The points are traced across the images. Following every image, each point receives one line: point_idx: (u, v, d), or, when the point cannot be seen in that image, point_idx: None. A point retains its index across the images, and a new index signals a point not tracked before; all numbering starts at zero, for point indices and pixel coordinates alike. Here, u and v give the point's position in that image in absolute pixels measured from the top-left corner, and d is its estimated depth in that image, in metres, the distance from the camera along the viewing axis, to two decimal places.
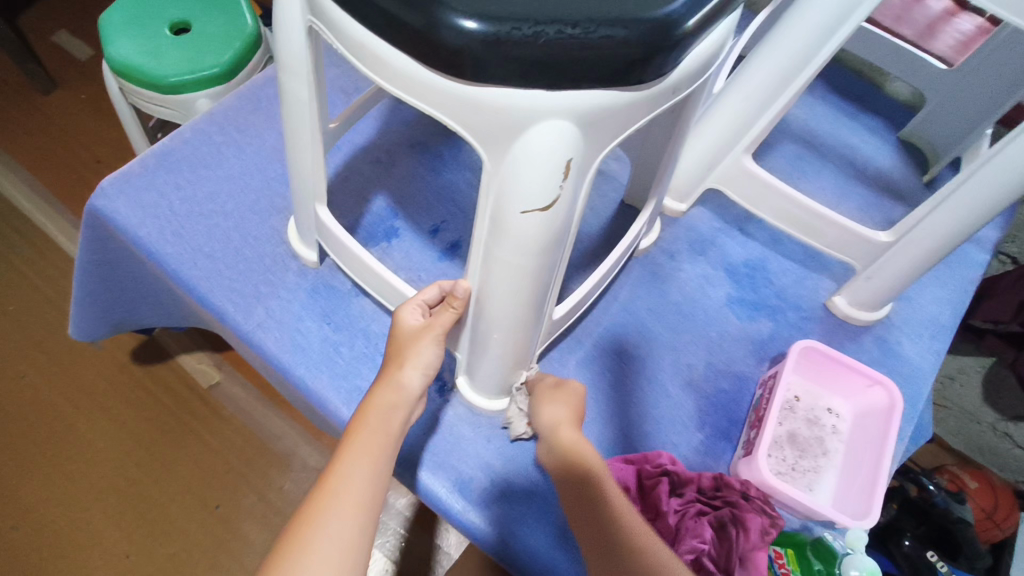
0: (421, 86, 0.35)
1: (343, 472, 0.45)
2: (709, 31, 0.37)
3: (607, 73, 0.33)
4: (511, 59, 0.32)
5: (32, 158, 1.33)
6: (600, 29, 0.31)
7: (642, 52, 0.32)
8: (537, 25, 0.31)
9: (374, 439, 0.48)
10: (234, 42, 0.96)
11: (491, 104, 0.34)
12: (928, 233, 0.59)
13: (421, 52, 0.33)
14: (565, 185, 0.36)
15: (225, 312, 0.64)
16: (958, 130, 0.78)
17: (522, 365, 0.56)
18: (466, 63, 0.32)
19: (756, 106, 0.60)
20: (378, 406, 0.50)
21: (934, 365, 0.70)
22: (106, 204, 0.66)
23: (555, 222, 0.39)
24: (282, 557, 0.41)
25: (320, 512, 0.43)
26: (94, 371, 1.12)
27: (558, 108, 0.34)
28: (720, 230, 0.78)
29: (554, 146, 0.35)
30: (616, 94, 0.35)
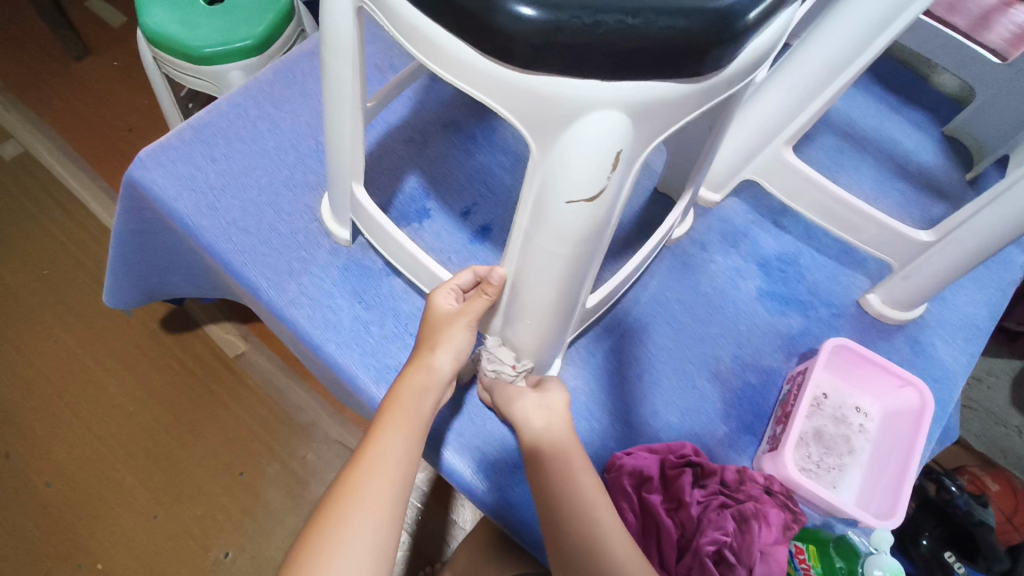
0: (473, 71, 0.35)
1: (376, 449, 0.46)
2: (770, 22, 0.36)
3: (665, 63, 0.32)
4: (568, 48, 0.31)
5: (66, 124, 1.35)
6: (660, 19, 0.31)
7: (702, 44, 0.32)
8: (597, 13, 0.30)
9: (407, 421, 0.48)
10: (268, 15, 0.97)
11: (544, 93, 0.34)
12: (973, 234, 0.58)
13: (475, 37, 0.33)
14: (613, 176, 0.36)
15: (260, 287, 0.65)
16: (1007, 126, 0.75)
17: (551, 351, 0.56)
18: (520, 51, 0.32)
19: (803, 98, 0.59)
20: (411, 388, 0.50)
21: (966, 367, 0.69)
22: (145, 176, 0.67)
23: (599, 214, 0.39)
24: (318, 531, 0.42)
25: (356, 489, 0.44)
26: (125, 336, 1.14)
27: (611, 100, 0.33)
28: (754, 222, 0.76)
29: (604, 136, 0.34)
30: (672, 86, 0.34)
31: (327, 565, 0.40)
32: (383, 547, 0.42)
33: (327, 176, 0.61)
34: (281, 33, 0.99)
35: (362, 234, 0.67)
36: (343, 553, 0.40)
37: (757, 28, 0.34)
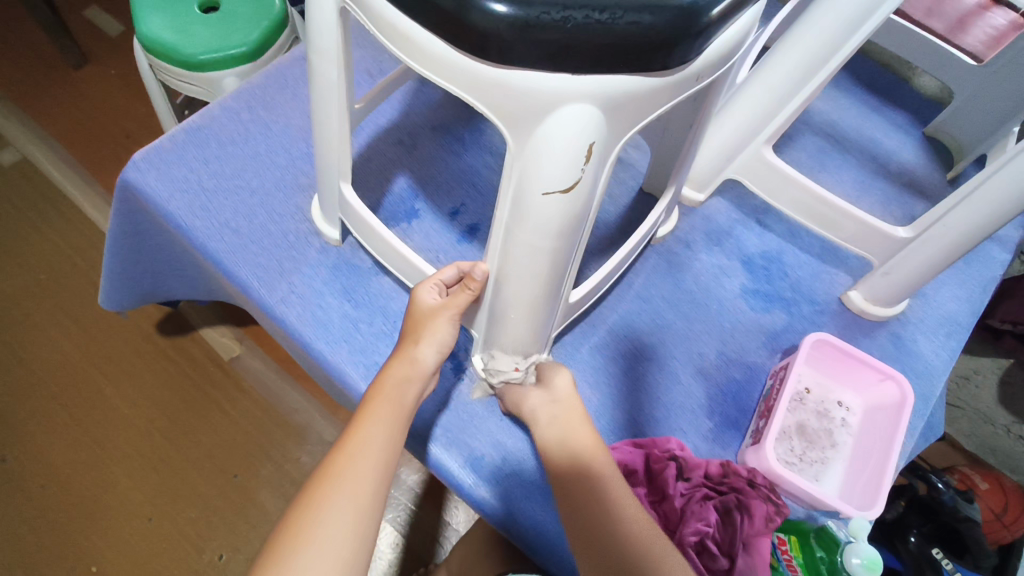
0: (450, 67, 0.36)
1: (359, 436, 0.47)
2: (735, 18, 0.37)
3: (633, 57, 0.34)
4: (538, 42, 0.32)
5: (63, 131, 1.36)
6: (627, 15, 0.32)
7: (666, 39, 0.33)
8: (566, 9, 0.32)
9: (390, 410, 0.49)
10: (261, 22, 0.98)
11: (518, 87, 0.35)
12: (949, 229, 0.59)
13: (450, 33, 0.34)
14: (586, 169, 0.37)
15: (250, 286, 0.66)
16: (986, 127, 0.77)
17: (535, 346, 0.57)
18: (494, 46, 0.33)
19: (780, 96, 0.60)
20: (396, 379, 0.52)
21: (947, 362, 0.70)
22: (138, 178, 0.68)
23: (575, 206, 0.40)
24: (300, 513, 0.43)
25: (338, 474, 0.45)
26: (120, 340, 1.15)
27: (583, 93, 0.35)
28: (737, 221, 0.78)
29: (577, 128, 0.36)
30: (640, 80, 0.35)
31: (307, 545, 0.41)
32: (362, 529, 0.43)
33: (316, 176, 0.63)
34: (274, 41, 1.00)
35: (351, 233, 0.68)
36: (324, 535, 0.41)
37: (722, 23, 0.35)
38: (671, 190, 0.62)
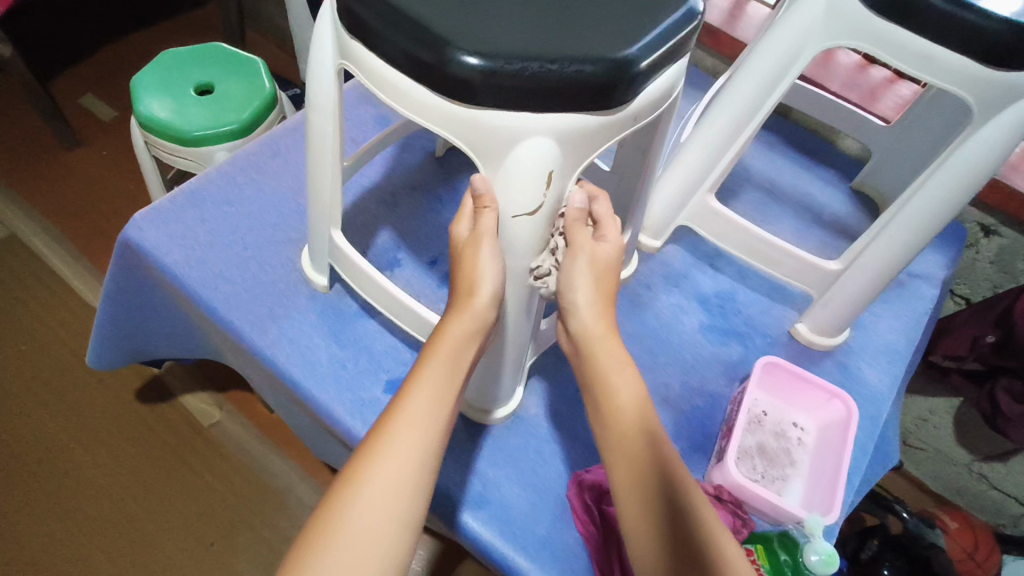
0: (433, 109, 0.44)
1: (410, 404, 0.46)
2: (664, 68, 0.46)
3: (579, 99, 0.41)
4: (504, 89, 0.40)
5: (52, 208, 1.41)
6: (572, 65, 0.40)
7: (607, 83, 0.41)
8: (523, 61, 0.40)
9: (438, 387, 0.46)
10: (253, 102, 1.08)
11: (490, 124, 0.43)
12: (873, 258, 0.67)
13: (432, 83, 0.42)
14: (548, 192, 0.45)
15: (243, 330, 0.70)
16: (905, 176, 0.89)
17: (512, 373, 0.62)
18: (468, 91, 0.41)
19: (717, 151, 0.69)
20: (451, 339, 0.48)
21: (890, 387, 0.77)
22: (138, 235, 0.74)
23: (540, 225, 0.47)
24: (338, 499, 0.42)
25: (380, 459, 0.43)
26: (100, 408, 1.16)
27: (541, 129, 0.43)
28: (692, 265, 0.85)
29: (539, 159, 0.43)
30: (588, 119, 0.43)
31: (344, 531, 0.41)
32: (404, 520, 0.42)
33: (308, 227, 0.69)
34: (264, 118, 1.09)
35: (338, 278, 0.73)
36: (362, 524, 0.41)
37: (650, 75, 0.44)
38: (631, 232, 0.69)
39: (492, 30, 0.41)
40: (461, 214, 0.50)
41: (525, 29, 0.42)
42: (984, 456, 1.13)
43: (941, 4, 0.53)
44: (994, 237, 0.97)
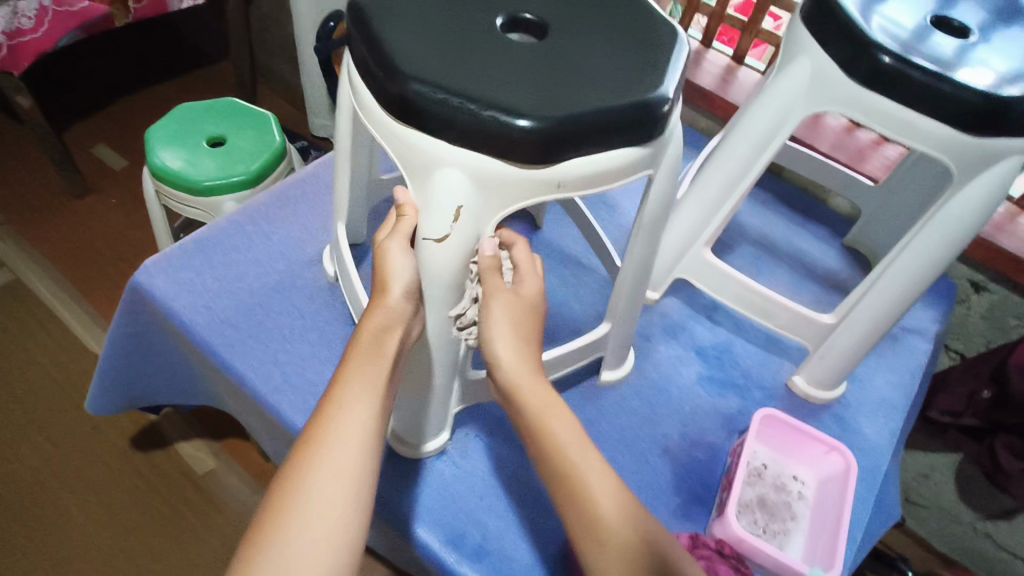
0: (382, 122, 0.52)
1: (341, 400, 0.47)
2: (613, 145, 0.49)
3: (486, 141, 0.46)
4: (434, 118, 0.47)
5: (59, 255, 1.43)
6: (487, 109, 0.45)
7: (518, 139, 0.46)
8: (447, 94, 0.46)
9: (370, 364, 0.49)
10: (263, 155, 1.12)
11: (417, 145, 0.49)
12: (868, 312, 0.69)
13: (386, 102, 0.49)
14: (455, 227, 0.50)
15: (246, 376, 0.71)
16: (895, 233, 0.91)
17: (435, 416, 0.64)
18: (404, 107, 0.48)
19: (714, 206, 0.72)
20: (371, 335, 0.50)
21: (889, 441, 0.77)
22: (148, 281, 0.75)
23: (455, 260, 0.51)
24: (290, 475, 0.44)
25: (325, 434, 0.45)
26: (93, 455, 1.14)
27: (456, 162, 0.49)
28: (690, 317, 0.87)
29: (449, 192, 0.49)
30: (504, 166, 0.48)
31: (301, 500, 0.42)
32: (355, 483, 0.44)
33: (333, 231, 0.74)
34: (273, 169, 1.13)
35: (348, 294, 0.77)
36: (317, 492, 0.42)
37: (584, 141, 0.47)
38: (608, 324, 0.69)
39: (471, 84, 0.47)
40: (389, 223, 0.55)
41: (506, 89, 0.47)
42: (988, 514, 1.11)
43: (918, 75, 0.56)
44: (984, 293, 0.99)
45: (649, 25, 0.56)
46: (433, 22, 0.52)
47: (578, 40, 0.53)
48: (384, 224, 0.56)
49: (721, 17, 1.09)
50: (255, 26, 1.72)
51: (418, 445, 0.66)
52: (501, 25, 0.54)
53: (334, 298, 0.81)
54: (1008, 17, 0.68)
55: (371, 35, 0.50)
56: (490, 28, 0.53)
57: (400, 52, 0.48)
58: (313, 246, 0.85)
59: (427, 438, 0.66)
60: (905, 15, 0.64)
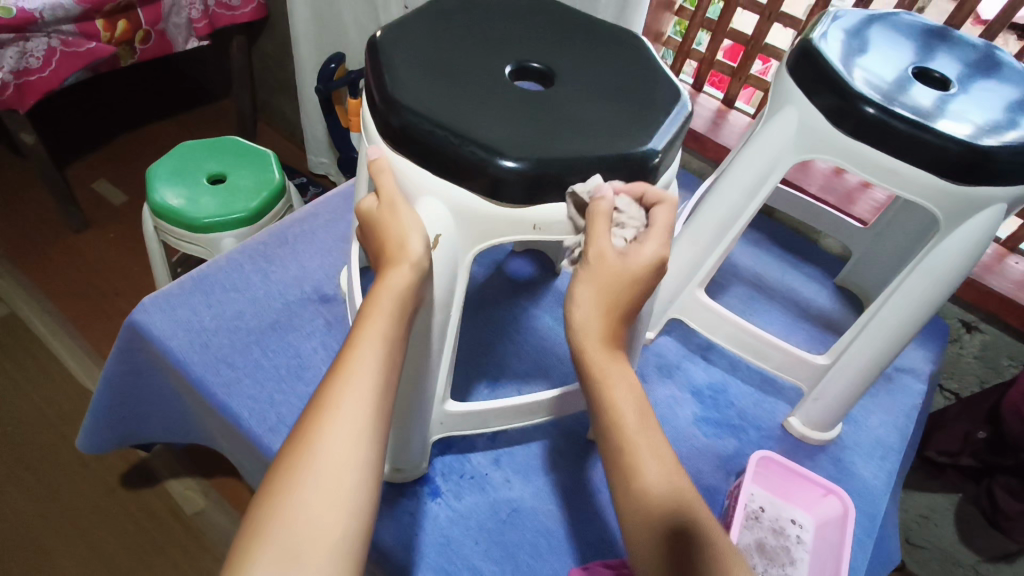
0: (379, 147, 0.53)
1: (357, 356, 0.43)
2: None
3: (467, 176, 0.48)
4: (425, 148, 0.48)
5: (55, 289, 1.43)
6: (468, 146, 0.47)
7: (501, 178, 0.46)
8: (435, 126, 0.47)
9: (385, 328, 0.45)
10: (262, 192, 1.13)
11: (406, 170, 0.51)
12: (859, 353, 0.70)
13: (385, 134, 0.51)
14: (435, 254, 0.50)
15: (241, 415, 0.70)
16: (886, 274, 0.93)
17: (415, 450, 0.64)
18: (398, 135, 0.49)
19: (705, 248, 0.73)
20: (390, 291, 0.46)
21: (886, 483, 0.77)
22: (144, 317, 0.76)
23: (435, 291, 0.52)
24: (300, 436, 0.40)
25: (339, 394, 0.41)
26: (81, 495, 1.12)
27: (441, 194, 0.50)
28: (685, 356, 0.87)
29: (430, 221, 0.50)
30: (486, 204, 0.49)
31: (309, 464, 0.38)
32: (368, 450, 0.40)
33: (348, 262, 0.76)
34: (272, 207, 1.14)
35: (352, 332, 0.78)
36: (327, 456, 0.39)
37: (567, 187, 0.48)
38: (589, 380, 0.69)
39: (467, 124, 0.48)
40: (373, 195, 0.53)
41: (495, 129, 0.48)
42: None
43: (900, 123, 0.58)
44: (976, 333, 1.00)
45: (648, 80, 0.57)
46: (439, 66, 0.53)
47: (577, 92, 0.54)
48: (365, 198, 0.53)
49: (712, 62, 1.12)
50: (258, 66, 1.76)
51: (400, 471, 0.66)
52: (508, 72, 0.55)
53: (331, 337, 0.81)
54: (980, 69, 0.71)
55: (379, 72, 0.52)
56: (497, 75, 0.54)
57: (403, 91, 0.50)
58: (310, 284, 0.86)
59: (409, 468, 0.66)
60: (882, 66, 0.67)
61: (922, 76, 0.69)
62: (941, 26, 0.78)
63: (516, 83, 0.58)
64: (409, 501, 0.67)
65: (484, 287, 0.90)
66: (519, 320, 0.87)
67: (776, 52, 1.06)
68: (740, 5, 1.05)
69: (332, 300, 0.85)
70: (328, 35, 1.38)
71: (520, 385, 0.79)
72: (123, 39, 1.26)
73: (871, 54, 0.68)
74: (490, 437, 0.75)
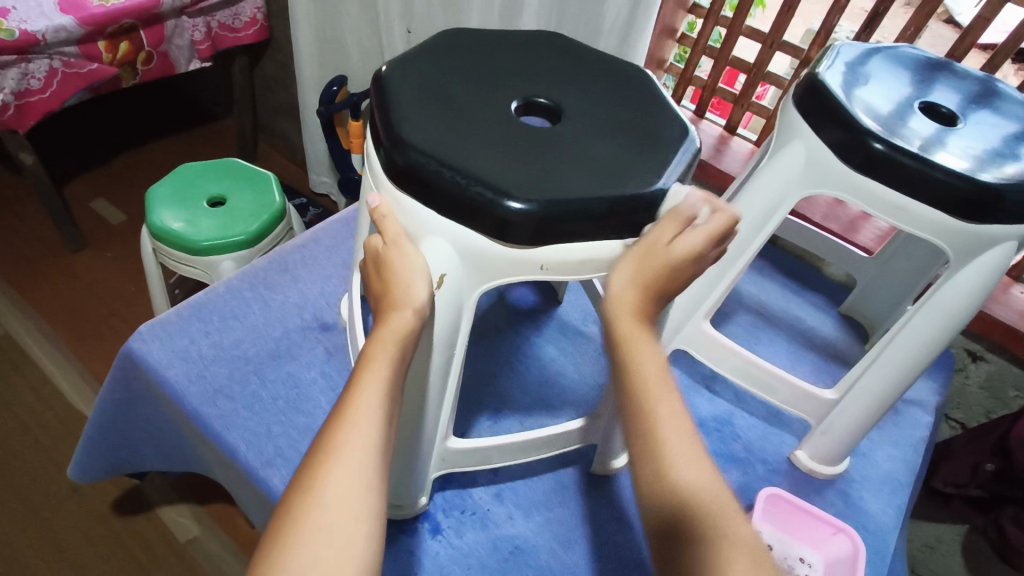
0: (383, 184, 0.53)
1: (360, 401, 0.43)
2: (597, 237, 0.50)
3: (473, 216, 0.47)
4: (431, 188, 0.48)
5: (51, 310, 1.41)
6: (475, 186, 0.46)
7: (508, 220, 0.46)
8: (441, 166, 0.47)
9: (388, 371, 0.45)
10: (262, 215, 1.12)
11: (411, 209, 0.51)
12: (867, 389, 0.69)
13: (389, 171, 0.51)
14: (439, 294, 0.50)
15: (238, 449, 0.69)
16: (891, 304, 0.92)
17: (417, 487, 0.63)
18: (403, 173, 0.49)
19: (709, 281, 0.73)
20: (391, 334, 0.46)
21: (895, 519, 0.75)
22: (140, 346, 0.74)
23: (440, 330, 0.51)
24: (303, 486, 0.39)
25: (343, 439, 0.41)
26: (72, 522, 1.10)
27: (446, 233, 0.49)
28: (689, 387, 0.86)
29: (435, 261, 0.50)
30: (493, 243, 0.49)
31: (315, 513, 0.37)
32: (374, 497, 0.39)
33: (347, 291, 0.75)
34: (272, 229, 1.13)
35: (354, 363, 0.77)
36: (334, 504, 0.38)
37: (574, 230, 0.48)
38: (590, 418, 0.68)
39: (474, 165, 0.47)
40: (377, 234, 0.52)
41: (500, 168, 0.48)
42: None
43: (908, 161, 0.58)
44: (982, 362, 0.99)
45: (655, 118, 0.56)
46: (446, 102, 0.53)
47: (585, 130, 0.53)
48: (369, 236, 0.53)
49: (714, 89, 1.12)
50: (259, 87, 1.76)
51: (404, 509, 0.65)
52: (515, 108, 0.55)
53: (330, 367, 0.79)
54: (986, 103, 0.71)
55: (386, 109, 0.51)
56: (505, 112, 0.53)
57: (408, 128, 0.49)
58: (310, 311, 0.85)
59: (411, 505, 0.65)
60: (888, 100, 0.67)
61: (928, 111, 0.69)
62: (944, 58, 0.77)
63: (523, 118, 0.58)
64: (409, 540, 0.65)
65: (487, 315, 0.90)
66: (521, 349, 0.86)
67: (779, 79, 1.06)
68: (742, 33, 1.05)
69: (332, 328, 0.84)
70: (330, 58, 1.38)
71: (523, 417, 0.78)
72: (125, 61, 1.25)
73: (877, 88, 0.68)
74: (492, 471, 0.73)
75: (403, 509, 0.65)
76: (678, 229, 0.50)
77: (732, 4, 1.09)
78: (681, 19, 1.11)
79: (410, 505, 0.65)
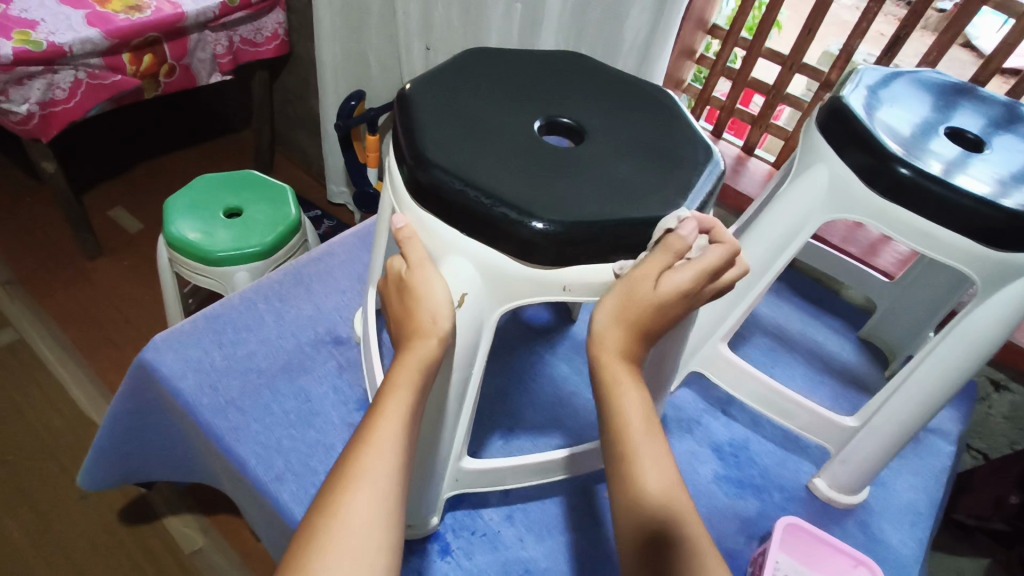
0: (406, 202, 0.53)
1: (380, 429, 0.43)
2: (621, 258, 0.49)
3: (495, 235, 0.47)
4: (454, 207, 0.47)
5: (66, 316, 1.42)
6: (498, 205, 0.46)
7: (531, 240, 0.45)
8: (464, 185, 0.47)
9: (409, 398, 0.45)
10: (277, 226, 1.12)
11: (433, 227, 0.50)
12: (890, 419, 0.67)
13: (412, 189, 0.50)
14: (460, 314, 0.49)
15: (248, 463, 0.68)
16: (911, 330, 0.90)
17: (430, 508, 0.62)
18: (426, 191, 0.49)
19: (728, 303, 0.72)
20: (413, 362, 0.46)
21: (917, 553, 0.73)
22: (155, 357, 0.74)
23: (460, 350, 0.51)
24: (326, 508, 0.39)
25: (364, 464, 0.41)
26: (79, 529, 1.10)
27: (468, 253, 0.49)
28: (705, 410, 0.85)
29: (456, 280, 0.49)
30: (515, 264, 0.48)
31: (335, 538, 0.37)
32: (392, 525, 0.39)
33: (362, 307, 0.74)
34: (287, 241, 1.13)
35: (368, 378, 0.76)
36: (355, 530, 0.38)
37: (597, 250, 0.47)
38: None
39: (498, 184, 0.47)
40: (399, 256, 0.52)
41: (523, 188, 0.47)
42: None
43: (935, 186, 0.57)
44: (1005, 392, 0.97)
45: (677, 139, 0.56)
46: (469, 121, 0.52)
47: (606, 151, 0.53)
48: (391, 257, 0.53)
49: (732, 110, 1.12)
50: (278, 99, 1.78)
51: (417, 529, 0.64)
52: (537, 127, 0.55)
53: (343, 382, 0.79)
54: (1013, 128, 0.70)
55: (409, 128, 0.51)
56: (527, 132, 0.53)
57: (432, 147, 0.49)
58: (324, 325, 0.85)
59: (424, 526, 0.64)
60: (913, 124, 0.66)
61: (954, 136, 0.68)
62: (968, 82, 0.77)
63: (544, 137, 0.58)
64: (418, 561, 0.64)
65: (501, 333, 0.89)
66: (534, 367, 0.85)
67: (797, 101, 1.06)
68: (761, 55, 1.05)
69: (345, 342, 0.84)
70: (350, 74, 1.39)
71: (535, 437, 0.76)
72: (148, 73, 1.27)
73: (902, 113, 0.67)
74: (504, 492, 0.72)
75: (416, 529, 0.63)
76: (668, 264, 0.47)
77: (751, 26, 1.09)
78: (701, 40, 1.11)
79: (423, 526, 0.64)
